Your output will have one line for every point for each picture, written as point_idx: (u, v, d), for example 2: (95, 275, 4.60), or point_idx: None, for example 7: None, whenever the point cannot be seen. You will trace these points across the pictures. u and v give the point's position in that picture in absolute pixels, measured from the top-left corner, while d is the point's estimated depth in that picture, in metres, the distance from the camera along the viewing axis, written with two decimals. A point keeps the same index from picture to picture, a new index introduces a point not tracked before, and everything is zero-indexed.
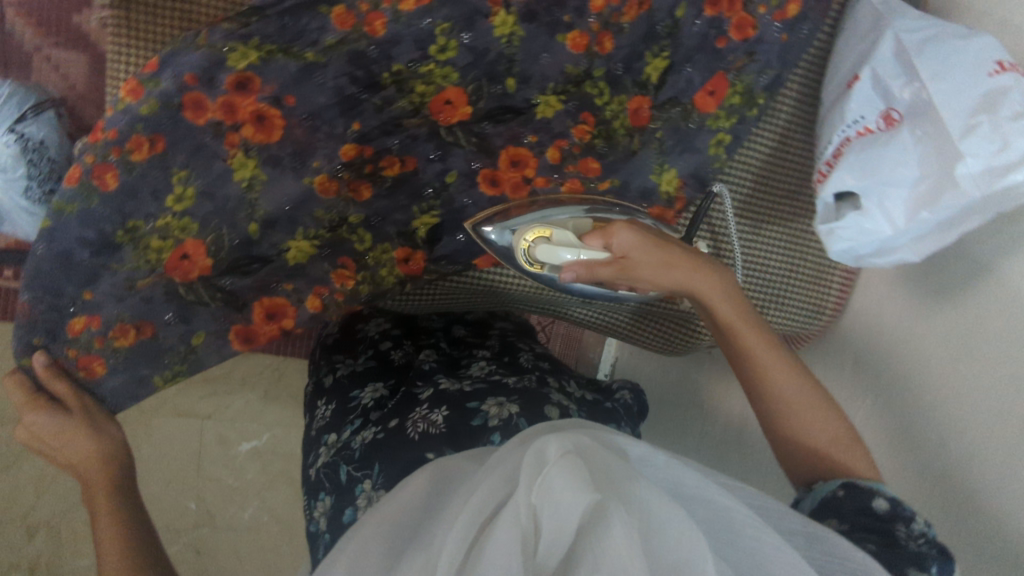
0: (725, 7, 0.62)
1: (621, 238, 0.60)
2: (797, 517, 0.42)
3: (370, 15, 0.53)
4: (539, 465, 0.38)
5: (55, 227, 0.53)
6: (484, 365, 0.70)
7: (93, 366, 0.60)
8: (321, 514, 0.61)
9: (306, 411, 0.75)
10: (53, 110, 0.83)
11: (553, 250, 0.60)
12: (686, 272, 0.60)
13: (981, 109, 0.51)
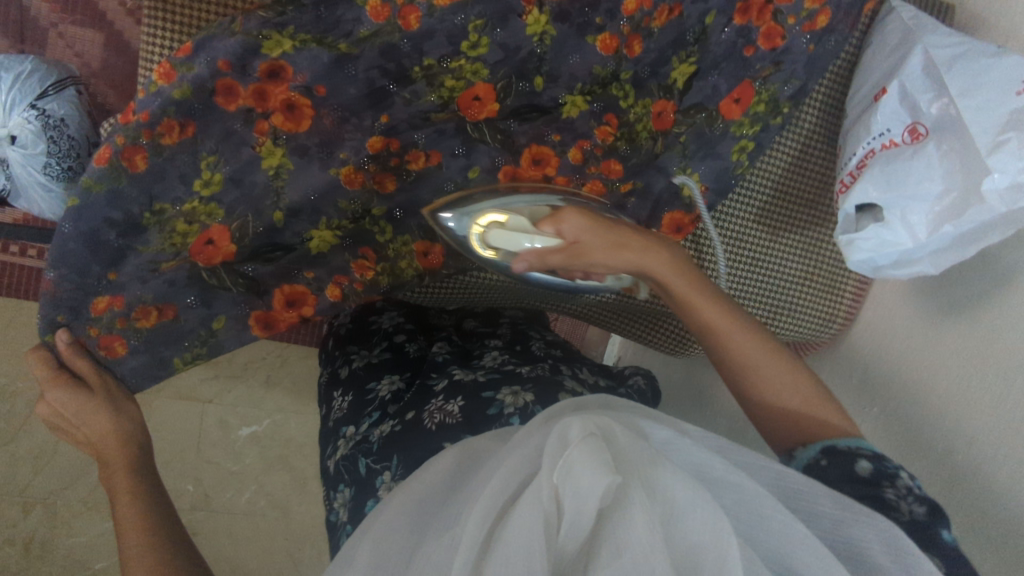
0: (754, 16, 0.63)
1: (568, 222, 0.55)
2: (827, 499, 0.41)
3: (405, 9, 0.52)
4: (561, 445, 0.38)
5: (81, 206, 0.52)
6: (498, 355, 0.71)
7: (114, 345, 0.61)
8: (341, 505, 0.62)
9: (323, 404, 0.76)
10: (74, 87, 0.82)
11: (505, 237, 0.55)
12: (637, 251, 0.57)
13: (1010, 125, 0.52)
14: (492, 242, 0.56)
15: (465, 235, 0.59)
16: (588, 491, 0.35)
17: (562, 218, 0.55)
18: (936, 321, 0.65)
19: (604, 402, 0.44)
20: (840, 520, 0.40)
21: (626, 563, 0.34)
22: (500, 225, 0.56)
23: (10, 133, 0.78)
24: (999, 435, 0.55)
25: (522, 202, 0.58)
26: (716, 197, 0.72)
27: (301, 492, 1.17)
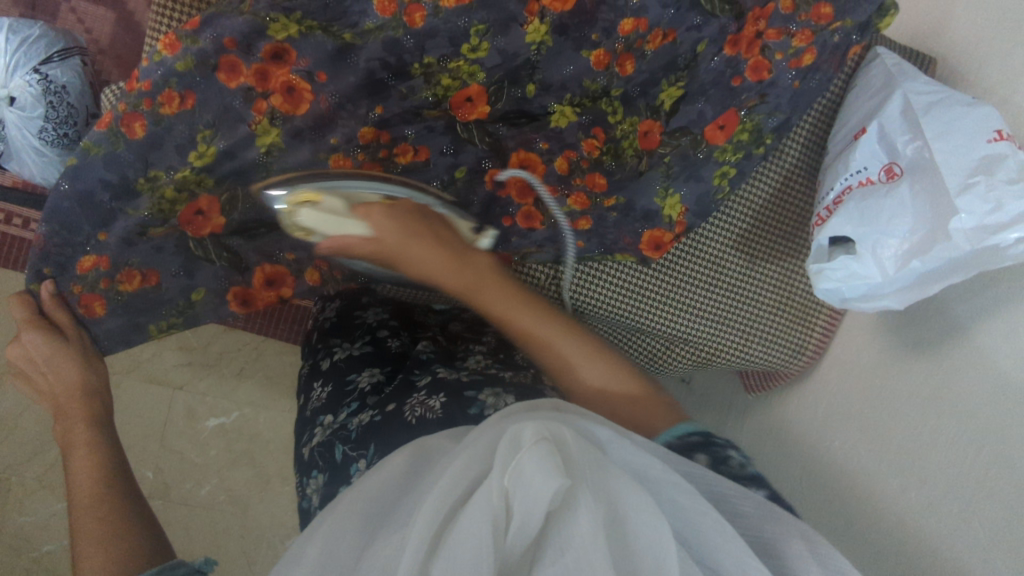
0: (744, 49, 0.64)
1: (376, 213, 0.57)
2: (751, 501, 0.42)
3: (410, 7, 0.55)
4: (514, 447, 0.37)
5: (79, 166, 0.55)
6: (481, 359, 0.71)
7: (93, 305, 0.62)
8: (313, 492, 0.62)
9: (301, 395, 0.76)
10: (80, 57, 0.83)
11: (321, 217, 0.57)
12: (441, 259, 0.59)
13: (979, 170, 0.55)
14: (304, 221, 0.58)
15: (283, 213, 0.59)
16: (534, 492, 0.35)
17: (374, 209, 0.57)
18: (896, 362, 0.67)
19: (557, 405, 0.45)
20: (761, 524, 0.41)
21: (566, 562, 0.34)
22: (314, 205, 0.57)
23: (9, 94, 0.79)
24: (955, 476, 0.56)
25: (378, 193, 0.60)
26: (695, 219, 0.72)
27: (263, 491, 1.14)
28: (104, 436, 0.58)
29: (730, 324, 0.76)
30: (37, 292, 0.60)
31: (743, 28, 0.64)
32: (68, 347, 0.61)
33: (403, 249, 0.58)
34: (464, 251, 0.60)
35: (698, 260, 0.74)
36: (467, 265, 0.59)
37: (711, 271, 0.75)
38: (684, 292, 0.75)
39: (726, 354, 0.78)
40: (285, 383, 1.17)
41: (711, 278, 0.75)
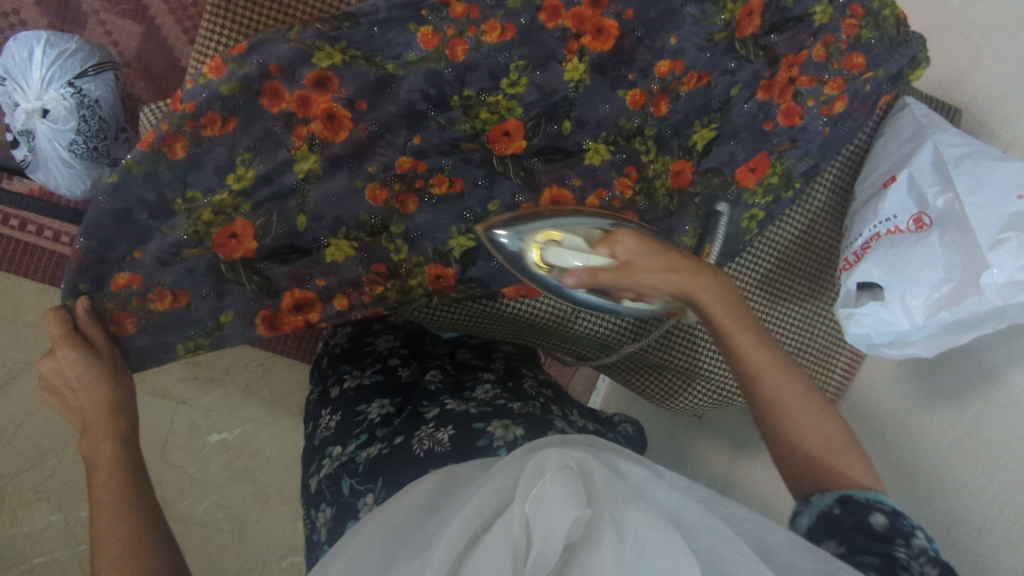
0: (777, 94, 0.66)
1: (627, 244, 0.52)
2: (805, 551, 0.38)
3: (453, 40, 0.58)
4: (538, 475, 0.36)
5: (120, 184, 0.55)
6: (489, 389, 0.70)
7: (125, 322, 0.62)
8: (321, 526, 0.61)
9: (309, 423, 0.74)
10: (113, 72, 0.84)
11: (561, 254, 0.51)
12: (685, 277, 0.54)
13: (1011, 225, 0.56)
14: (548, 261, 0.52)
15: (521, 252, 0.55)
16: (551, 522, 0.32)
17: (614, 236, 0.52)
18: (926, 414, 0.66)
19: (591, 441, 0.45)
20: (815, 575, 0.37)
21: None
22: (555, 243, 0.52)
23: (43, 107, 0.78)
24: (994, 532, 0.54)
25: (606, 224, 0.55)
26: (723, 259, 0.71)
27: (262, 508, 1.13)
28: (129, 455, 0.56)
29: None
30: (72, 308, 0.59)
31: (777, 74, 0.66)
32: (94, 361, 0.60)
33: (649, 261, 0.52)
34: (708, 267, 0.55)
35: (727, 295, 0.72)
36: (713, 281, 0.54)
37: None
38: None
39: None
40: (288, 401, 1.15)
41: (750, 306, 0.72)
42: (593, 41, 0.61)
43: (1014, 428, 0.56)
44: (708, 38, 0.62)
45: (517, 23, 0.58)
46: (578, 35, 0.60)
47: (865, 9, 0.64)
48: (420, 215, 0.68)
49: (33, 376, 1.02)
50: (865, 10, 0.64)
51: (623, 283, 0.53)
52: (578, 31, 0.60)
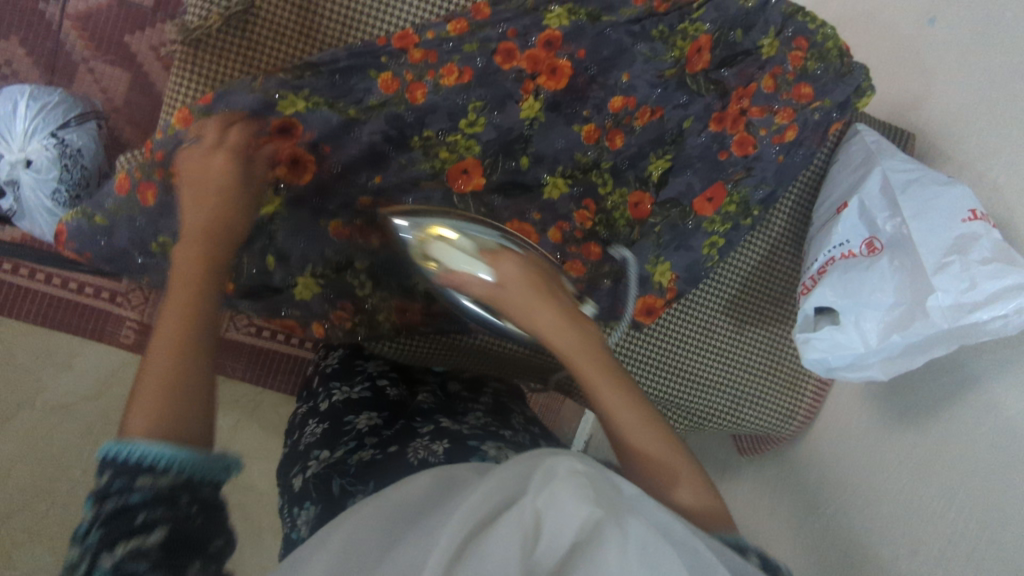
0: (729, 125, 0.68)
1: (507, 267, 0.51)
2: None
3: (412, 84, 0.64)
4: (552, 476, 0.35)
5: (112, 225, 0.63)
6: (482, 415, 0.62)
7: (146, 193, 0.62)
8: (302, 523, 0.53)
9: (292, 434, 0.64)
10: (95, 121, 0.87)
11: (446, 251, 0.53)
12: (552, 320, 0.49)
13: (953, 250, 0.58)
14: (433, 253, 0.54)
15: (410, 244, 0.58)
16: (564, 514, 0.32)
17: (497, 258, 0.51)
18: (888, 433, 0.67)
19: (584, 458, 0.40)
20: None
21: None
22: (447, 239, 0.53)
23: (26, 157, 0.81)
24: (941, 544, 0.56)
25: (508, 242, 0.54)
26: (685, 286, 0.72)
27: (254, 546, 1.10)
28: (214, 291, 0.44)
29: (716, 388, 0.76)
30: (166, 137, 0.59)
31: (727, 107, 0.68)
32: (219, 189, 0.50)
33: (521, 302, 0.50)
34: (579, 318, 0.51)
35: (685, 318, 0.74)
36: (577, 331, 0.49)
37: (699, 335, 0.75)
38: (674, 357, 0.75)
39: (717, 419, 0.78)
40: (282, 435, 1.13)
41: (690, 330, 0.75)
42: (548, 81, 0.66)
43: (959, 445, 0.59)
44: (659, 75, 0.67)
45: (473, 65, 0.64)
46: (534, 75, 0.65)
47: (808, 42, 0.67)
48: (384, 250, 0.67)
49: (27, 417, 1.04)
50: (809, 43, 0.67)
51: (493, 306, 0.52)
52: (533, 71, 0.65)
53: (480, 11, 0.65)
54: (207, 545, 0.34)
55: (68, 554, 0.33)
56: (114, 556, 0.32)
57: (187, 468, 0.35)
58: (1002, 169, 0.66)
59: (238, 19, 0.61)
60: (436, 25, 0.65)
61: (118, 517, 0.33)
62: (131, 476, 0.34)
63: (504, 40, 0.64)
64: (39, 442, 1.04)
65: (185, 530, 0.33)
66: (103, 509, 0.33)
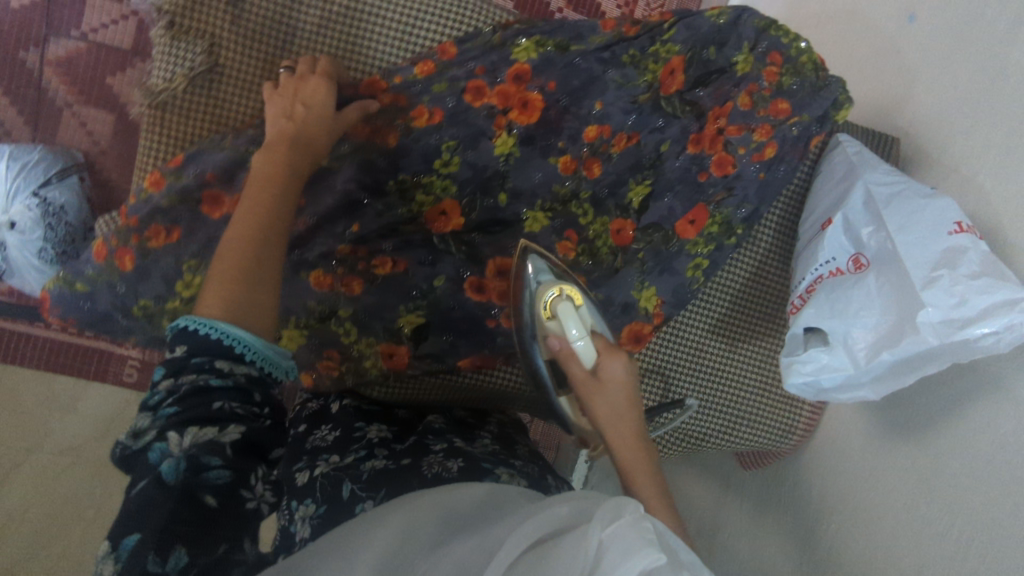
0: (707, 146, 0.67)
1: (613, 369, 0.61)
2: None
3: (385, 130, 0.64)
4: (617, 513, 0.35)
5: (92, 291, 0.63)
6: (490, 441, 0.64)
7: (125, 258, 0.61)
8: (301, 520, 0.53)
9: (298, 428, 0.64)
10: (77, 175, 0.87)
11: (569, 314, 0.61)
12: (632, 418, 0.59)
13: (942, 264, 0.56)
14: (557, 309, 0.62)
15: (541, 290, 0.63)
16: (626, 551, 0.32)
17: (610, 359, 0.61)
18: (887, 446, 0.66)
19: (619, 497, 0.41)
20: None
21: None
22: (573, 305, 0.62)
23: (9, 220, 0.82)
24: (948, 561, 0.55)
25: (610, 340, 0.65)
26: (672, 310, 0.72)
27: None
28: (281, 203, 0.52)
29: (714, 408, 0.76)
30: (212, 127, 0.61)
31: (704, 127, 0.67)
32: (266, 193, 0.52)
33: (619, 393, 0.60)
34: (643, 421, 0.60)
35: (680, 350, 0.74)
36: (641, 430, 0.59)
37: (693, 357, 0.74)
38: (668, 381, 0.74)
39: (715, 439, 0.77)
40: None
41: (692, 371, 0.74)
42: (521, 115, 0.65)
43: (962, 459, 0.57)
44: (633, 100, 0.66)
45: (443, 106, 0.64)
46: (505, 110, 0.65)
47: (783, 57, 0.67)
48: (366, 296, 0.67)
49: (36, 462, 1.03)
50: (783, 58, 0.67)
51: (583, 388, 0.61)
52: (505, 107, 0.65)
53: (446, 52, 0.66)
54: (264, 450, 0.44)
55: (139, 423, 0.41)
56: (188, 436, 0.40)
57: (258, 363, 0.44)
58: (985, 169, 0.64)
59: (203, 79, 0.61)
60: (403, 68, 0.65)
61: (196, 393, 0.41)
62: (210, 357, 0.43)
63: (473, 78, 0.65)
64: (40, 494, 1.03)
65: (251, 433, 0.42)
66: (183, 388, 0.42)
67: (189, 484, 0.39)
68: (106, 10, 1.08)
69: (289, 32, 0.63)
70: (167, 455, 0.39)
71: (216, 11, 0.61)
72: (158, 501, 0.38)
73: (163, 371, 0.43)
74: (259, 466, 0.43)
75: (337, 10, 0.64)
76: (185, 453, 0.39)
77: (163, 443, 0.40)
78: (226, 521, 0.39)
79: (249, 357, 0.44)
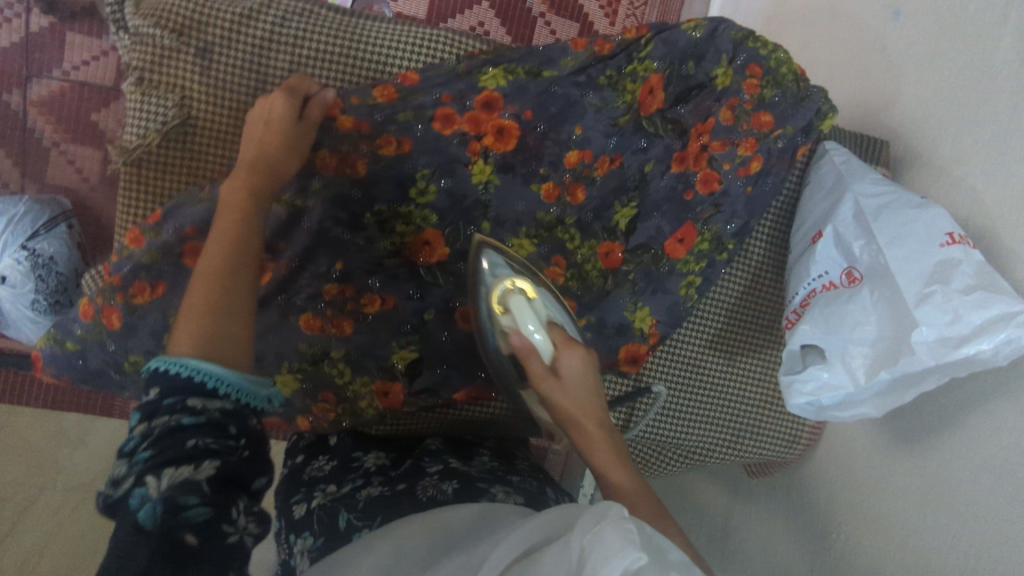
0: (691, 163, 0.66)
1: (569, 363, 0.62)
2: None
3: (354, 157, 0.62)
4: (600, 518, 0.36)
5: (83, 349, 0.63)
6: (486, 459, 0.65)
7: (112, 316, 0.61)
8: (300, 553, 0.53)
9: (296, 459, 0.66)
10: (65, 224, 0.87)
11: (522, 309, 0.63)
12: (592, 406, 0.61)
13: (935, 279, 0.55)
14: (510, 305, 0.63)
15: (494, 286, 0.63)
16: (606, 554, 0.32)
17: (569, 353, 0.63)
18: (890, 452, 0.64)
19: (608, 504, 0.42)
20: None
21: None
22: (525, 298, 0.63)
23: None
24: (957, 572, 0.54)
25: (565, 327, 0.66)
26: (668, 328, 0.71)
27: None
28: (241, 235, 0.53)
29: (714, 422, 0.75)
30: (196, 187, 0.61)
31: (688, 145, 0.66)
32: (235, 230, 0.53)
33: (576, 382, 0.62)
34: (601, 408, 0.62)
35: (677, 368, 0.73)
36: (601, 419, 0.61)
37: (691, 373, 0.73)
38: (668, 400, 0.73)
39: (718, 453, 0.77)
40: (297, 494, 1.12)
41: (690, 387, 0.73)
42: (495, 142, 0.65)
43: (970, 466, 0.55)
44: (613, 123, 0.66)
45: (411, 135, 0.63)
46: (478, 136, 0.64)
47: (762, 68, 0.65)
48: (357, 336, 0.67)
49: (49, 500, 0.99)
50: (763, 70, 0.65)
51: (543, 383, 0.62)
52: (477, 133, 0.64)
53: (408, 78, 0.62)
54: (244, 482, 0.43)
55: (114, 471, 0.40)
56: (166, 477, 0.39)
57: (233, 396, 0.45)
58: (964, 168, 0.63)
59: (177, 132, 0.61)
60: (360, 90, 0.62)
61: (172, 433, 0.41)
62: (184, 396, 0.42)
63: (440, 106, 0.63)
64: None
65: (227, 467, 0.42)
66: (156, 430, 0.41)
67: (171, 524, 0.38)
68: (86, 46, 1.07)
69: (260, 79, 0.62)
70: (146, 500, 0.38)
71: (185, 63, 0.60)
72: (138, 546, 0.37)
73: (138, 415, 0.42)
74: (240, 499, 0.42)
75: (307, 53, 0.62)
76: (162, 495, 0.39)
77: (142, 487, 0.39)
78: (209, 557, 0.39)
79: (222, 391, 0.44)
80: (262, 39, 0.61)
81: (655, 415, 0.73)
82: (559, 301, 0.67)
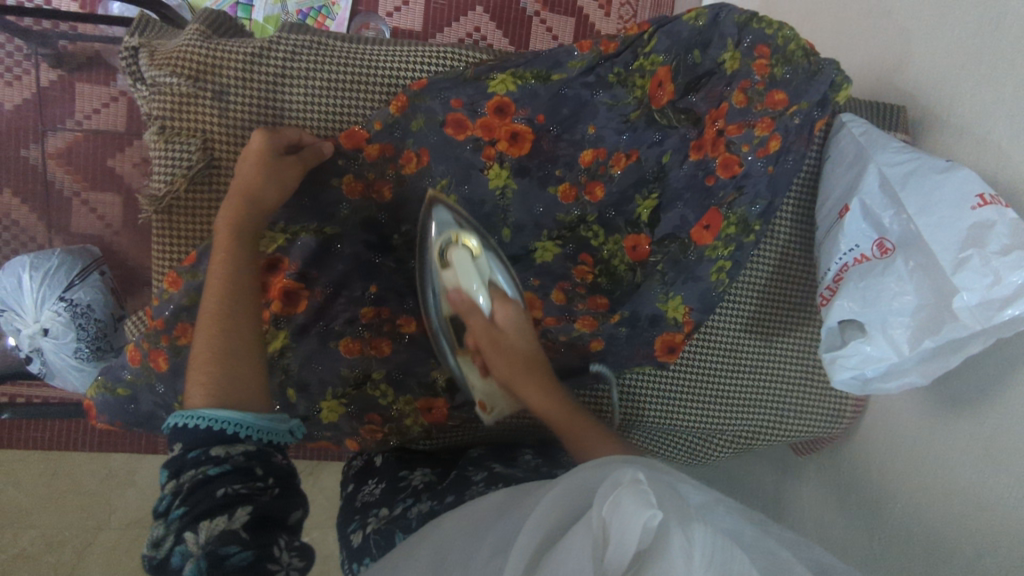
0: (710, 150, 0.66)
1: (508, 317, 0.66)
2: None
3: (377, 183, 0.64)
4: (615, 484, 0.35)
5: (135, 392, 0.64)
6: (533, 459, 0.66)
7: (158, 359, 0.62)
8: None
9: (348, 488, 0.66)
10: (97, 271, 0.90)
11: (465, 264, 0.65)
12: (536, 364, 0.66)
13: (968, 243, 0.55)
14: (452, 259, 0.64)
15: (439, 236, 0.64)
16: (622, 519, 0.32)
17: (507, 308, 0.66)
18: (938, 419, 0.64)
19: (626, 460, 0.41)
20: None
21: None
22: (469, 255, 0.65)
23: (42, 327, 0.83)
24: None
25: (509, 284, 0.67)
26: (702, 315, 0.71)
27: None
28: (235, 273, 0.55)
29: (756, 403, 0.75)
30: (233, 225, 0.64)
31: (704, 133, 0.66)
32: (223, 275, 0.54)
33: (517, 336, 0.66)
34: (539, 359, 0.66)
35: (714, 354, 0.74)
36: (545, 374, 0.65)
37: (728, 357, 0.74)
38: (706, 386, 0.74)
39: (765, 434, 0.77)
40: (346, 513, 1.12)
41: (726, 371, 0.74)
42: (510, 146, 0.65)
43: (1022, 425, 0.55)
44: (625, 120, 0.66)
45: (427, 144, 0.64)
46: (491, 141, 0.64)
47: (770, 48, 0.64)
48: (396, 354, 0.68)
49: (107, 539, 1.02)
50: (771, 49, 0.64)
51: (482, 336, 0.66)
52: (490, 139, 0.64)
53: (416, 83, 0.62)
54: (281, 518, 0.45)
55: (154, 531, 0.43)
56: (202, 531, 0.41)
57: (254, 437, 0.47)
58: (987, 125, 0.62)
59: (203, 175, 0.63)
60: (379, 113, 0.62)
61: (200, 487, 0.43)
62: (206, 447, 0.45)
63: (451, 111, 0.63)
64: None
65: (262, 508, 0.44)
66: (185, 485, 0.43)
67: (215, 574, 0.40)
68: (96, 95, 1.10)
69: (277, 115, 0.63)
70: (189, 556, 0.41)
71: (204, 107, 0.61)
72: None
73: (166, 472, 0.45)
74: (279, 536, 0.44)
75: (322, 85, 0.63)
76: (204, 551, 0.41)
77: (183, 544, 0.41)
78: None
79: (242, 434, 0.46)
80: (276, 78, 0.62)
81: (693, 400, 0.74)
82: (504, 267, 0.67)
